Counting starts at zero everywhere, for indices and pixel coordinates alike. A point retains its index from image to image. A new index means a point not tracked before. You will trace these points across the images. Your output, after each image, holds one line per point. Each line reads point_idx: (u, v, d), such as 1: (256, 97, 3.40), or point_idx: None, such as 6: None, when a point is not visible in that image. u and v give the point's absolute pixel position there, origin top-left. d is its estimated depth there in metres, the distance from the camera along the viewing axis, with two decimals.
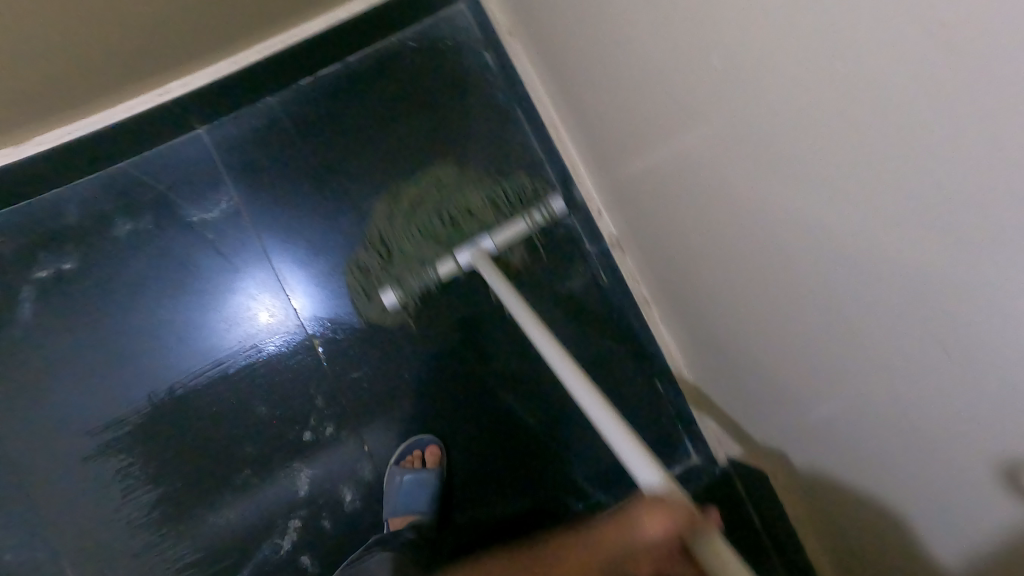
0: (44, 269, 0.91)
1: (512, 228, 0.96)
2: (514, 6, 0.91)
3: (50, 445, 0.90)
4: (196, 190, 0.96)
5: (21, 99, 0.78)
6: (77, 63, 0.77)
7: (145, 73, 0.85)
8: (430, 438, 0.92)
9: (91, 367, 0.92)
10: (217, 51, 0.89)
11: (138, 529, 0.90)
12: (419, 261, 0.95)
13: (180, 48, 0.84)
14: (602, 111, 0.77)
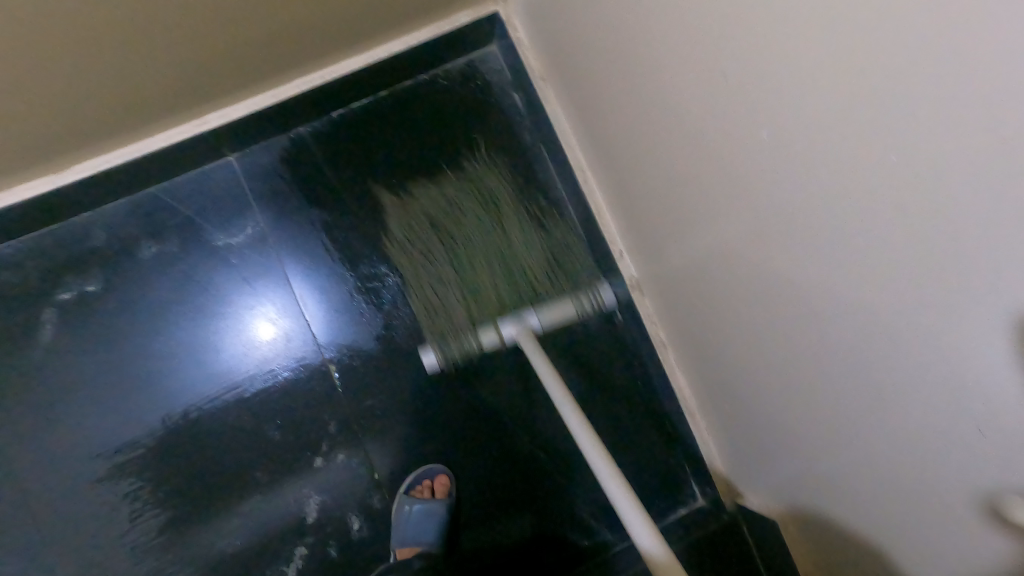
0: (68, 291, 0.92)
1: (563, 305, 0.86)
2: (549, 46, 0.86)
3: (66, 466, 0.89)
4: (222, 214, 0.94)
5: (56, 139, 0.76)
6: (111, 109, 0.76)
7: (178, 111, 0.82)
8: (440, 467, 0.87)
9: (111, 389, 0.91)
10: (247, 90, 0.85)
11: (142, 556, 0.87)
12: (472, 321, 0.86)
13: (212, 90, 0.81)
14: (649, 141, 0.69)
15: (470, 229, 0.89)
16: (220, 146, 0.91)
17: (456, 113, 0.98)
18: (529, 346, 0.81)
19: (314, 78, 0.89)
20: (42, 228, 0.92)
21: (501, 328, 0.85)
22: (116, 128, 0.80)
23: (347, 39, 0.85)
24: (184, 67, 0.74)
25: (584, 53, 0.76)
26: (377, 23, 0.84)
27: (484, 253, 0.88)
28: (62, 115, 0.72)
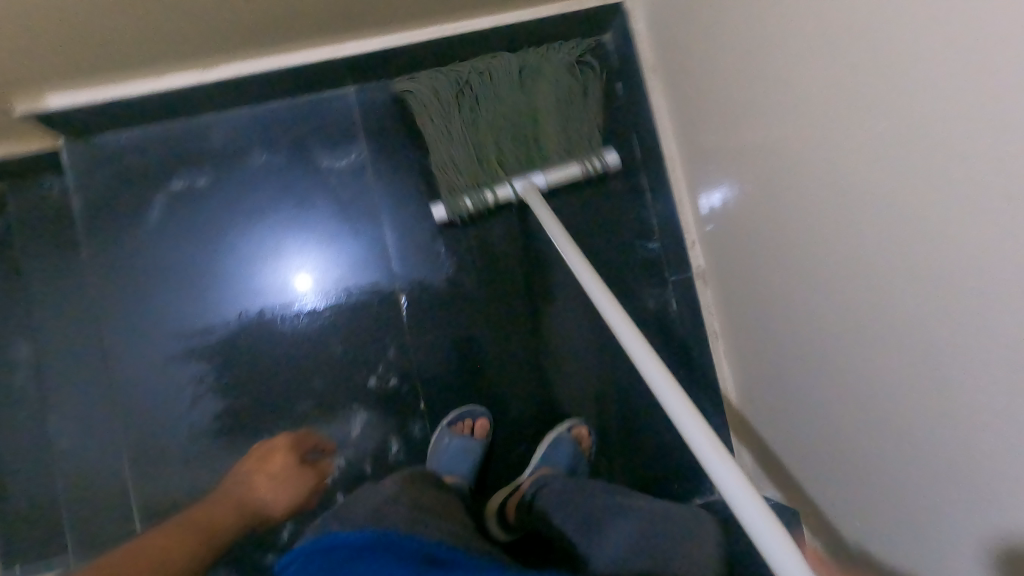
0: (181, 182, 1.01)
1: (566, 168, 0.94)
2: (665, 40, 0.91)
3: (146, 339, 0.98)
4: (332, 139, 1.01)
5: (214, 37, 0.84)
6: (267, 18, 0.82)
7: (321, 33, 0.89)
8: (482, 411, 0.93)
9: (198, 277, 0.99)
10: (386, 27, 0.92)
11: (200, 432, 0.97)
12: (485, 180, 0.93)
13: (358, 22, 0.88)
14: (755, 141, 0.73)
15: (493, 121, 0.93)
16: (344, 75, 0.98)
17: None
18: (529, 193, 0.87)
19: (445, 28, 0.95)
20: (170, 122, 1.00)
21: (512, 184, 0.92)
22: (266, 40, 0.87)
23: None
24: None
25: (703, 46, 0.81)
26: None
27: (512, 111, 0.93)
28: (230, 15, 0.79)
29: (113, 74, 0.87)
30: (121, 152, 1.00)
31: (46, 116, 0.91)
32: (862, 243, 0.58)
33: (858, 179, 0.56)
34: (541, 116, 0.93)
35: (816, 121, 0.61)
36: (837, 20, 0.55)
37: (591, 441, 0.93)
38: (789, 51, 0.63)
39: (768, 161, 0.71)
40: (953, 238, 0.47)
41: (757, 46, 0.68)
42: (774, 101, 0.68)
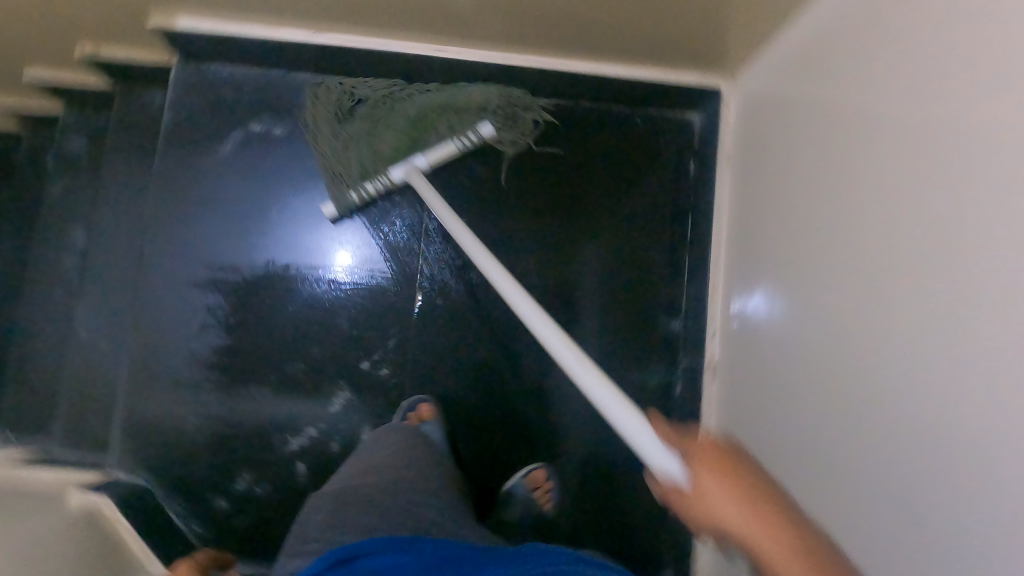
0: (258, 127, 1.06)
1: (444, 146, 1.03)
2: (750, 133, 0.95)
3: (179, 259, 1.03)
4: None
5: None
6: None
7: (433, 27, 0.95)
8: (421, 396, 0.94)
9: (242, 218, 1.04)
10: (493, 42, 0.97)
11: (195, 359, 1.01)
12: (371, 169, 1.00)
13: (476, 27, 0.94)
14: (806, 253, 0.75)
15: (386, 115, 1.01)
16: (438, 75, 1.04)
17: (636, 153, 1.08)
18: (431, 194, 0.91)
19: (546, 61, 1.01)
20: (270, 71, 1.07)
21: (393, 172, 1.00)
22: (391, 19, 0.93)
23: (594, 42, 0.95)
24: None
25: (783, 150, 0.84)
26: (629, 37, 0.94)
27: (386, 109, 1.01)
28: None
29: (250, 12, 0.95)
30: (222, 84, 1.07)
31: (171, 34, 0.98)
32: (870, 370, 0.60)
33: (892, 285, 0.59)
34: (461, 96, 1.00)
35: (864, 233, 0.64)
36: (900, 159, 0.59)
37: (552, 489, 0.94)
38: (852, 175, 0.67)
39: (810, 273, 0.73)
40: (948, 378, 0.51)
41: (826, 151, 0.73)
42: (832, 218, 0.70)
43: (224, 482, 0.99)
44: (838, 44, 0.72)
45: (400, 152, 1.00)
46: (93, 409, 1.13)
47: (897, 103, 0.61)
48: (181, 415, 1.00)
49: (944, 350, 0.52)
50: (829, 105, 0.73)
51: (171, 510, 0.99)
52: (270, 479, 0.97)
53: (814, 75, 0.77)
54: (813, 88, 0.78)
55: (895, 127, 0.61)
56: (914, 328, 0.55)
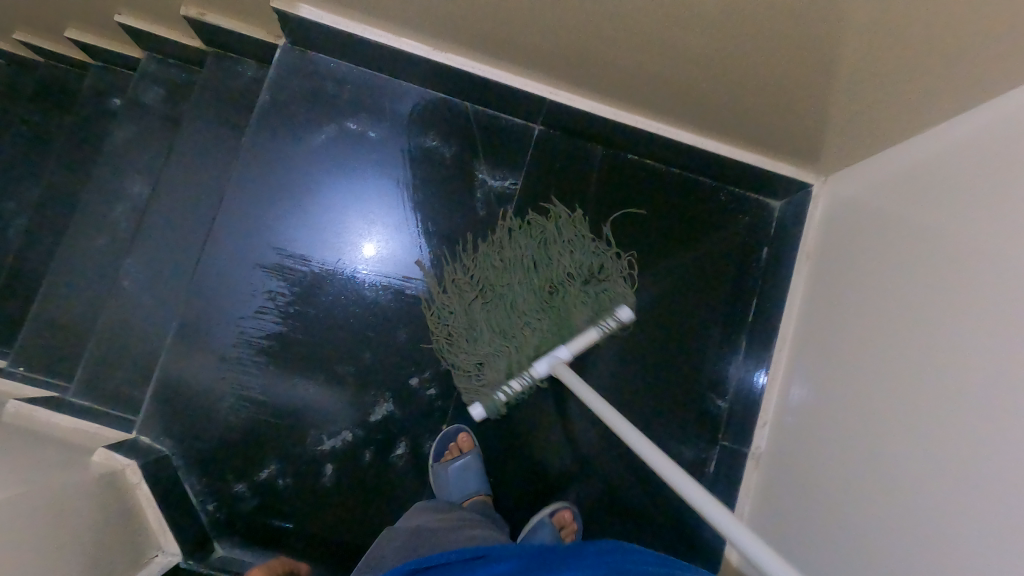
0: (353, 125, 1.08)
1: (585, 335, 0.96)
2: (832, 239, 1.01)
3: (248, 240, 1.04)
4: (499, 163, 1.11)
5: (479, 32, 0.93)
6: (531, 41, 0.91)
7: (556, 74, 0.99)
8: (456, 427, 1.03)
9: (318, 212, 1.06)
10: (608, 99, 1.02)
11: (245, 340, 1.02)
12: (518, 366, 0.95)
13: (599, 80, 0.97)
14: (882, 381, 0.79)
15: (522, 290, 0.97)
16: (544, 116, 1.08)
17: (713, 228, 1.14)
18: (567, 375, 0.90)
19: (649, 124, 1.06)
20: (371, 72, 1.08)
21: (537, 368, 0.95)
22: (526, 57, 0.96)
23: (702, 121, 1.00)
24: (619, 55, 0.89)
25: (867, 269, 0.90)
26: (741, 124, 0.98)
27: (524, 285, 0.97)
28: (529, 25, 0.87)
29: (389, 21, 0.97)
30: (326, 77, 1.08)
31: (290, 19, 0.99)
32: (915, 476, 0.70)
33: (984, 430, 0.63)
34: (589, 284, 0.98)
35: (952, 378, 0.69)
36: (1004, 302, 0.64)
37: (575, 531, 0.98)
38: (932, 310, 0.74)
39: (886, 400, 0.78)
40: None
41: (913, 291, 0.78)
42: (915, 354, 0.75)
43: (247, 468, 1.00)
44: (948, 181, 0.77)
45: (547, 345, 0.95)
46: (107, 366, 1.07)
47: (993, 266, 0.67)
48: (219, 391, 1.01)
49: (1001, 474, 0.60)
50: (924, 237, 0.79)
51: (187, 485, 1.00)
52: (296, 472, 1.01)
53: (914, 205, 0.82)
54: (909, 214, 0.83)
55: (988, 288, 0.67)
56: (989, 456, 0.62)
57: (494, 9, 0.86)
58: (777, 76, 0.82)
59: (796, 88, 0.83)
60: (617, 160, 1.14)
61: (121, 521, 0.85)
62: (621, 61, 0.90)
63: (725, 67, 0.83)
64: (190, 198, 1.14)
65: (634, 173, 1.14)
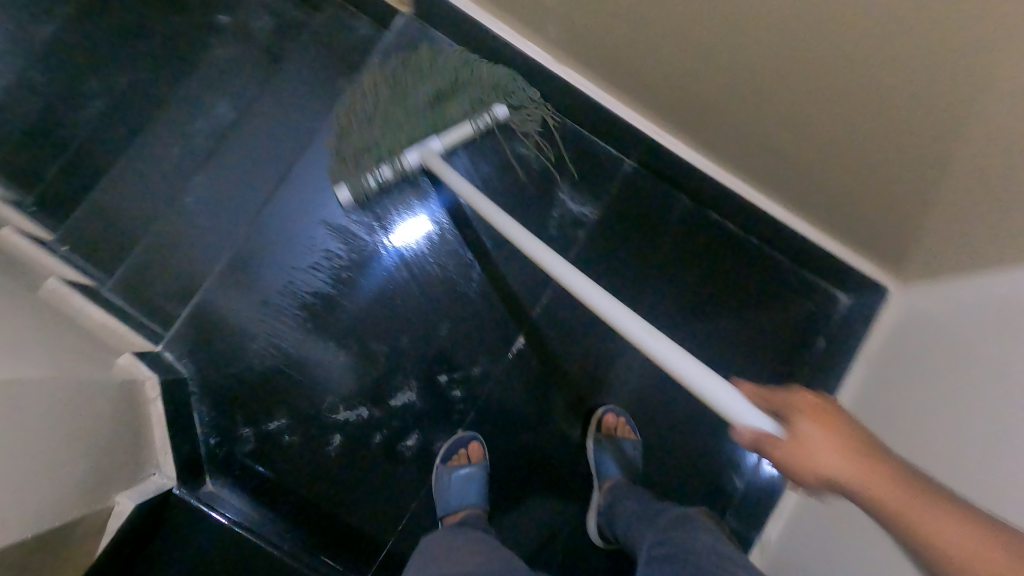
0: (450, 114, 1.10)
1: (460, 127, 1.04)
2: (901, 338, 0.99)
3: (320, 198, 1.08)
4: (581, 188, 1.11)
5: (601, 57, 0.92)
6: (649, 80, 0.91)
7: (665, 116, 0.97)
8: (471, 435, 1.02)
9: (392, 189, 1.08)
10: (711, 154, 1.00)
11: (290, 290, 1.05)
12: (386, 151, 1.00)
13: (705, 130, 0.94)
14: (940, 405, 0.80)
15: (413, 85, 1.03)
16: (641, 152, 1.07)
17: (775, 306, 1.12)
18: (438, 163, 0.98)
19: (745, 190, 1.03)
20: None
21: (408, 153, 1.01)
22: (640, 89, 0.94)
23: (801, 202, 0.97)
24: (734, 116, 0.86)
25: (921, 380, 0.87)
26: (835, 212, 0.94)
27: (415, 70, 1.03)
28: (653, 61, 0.86)
29: (515, 17, 0.97)
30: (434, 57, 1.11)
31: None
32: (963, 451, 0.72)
33: None
34: (468, 78, 1.01)
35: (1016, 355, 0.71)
36: None
37: (628, 427, 1.04)
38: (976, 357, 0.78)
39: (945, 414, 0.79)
40: None
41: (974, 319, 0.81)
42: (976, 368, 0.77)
43: (258, 414, 1.01)
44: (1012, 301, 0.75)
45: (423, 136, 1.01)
46: (152, 275, 1.06)
47: (1016, 385, 0.69)
48: (252, 332, 1.03)
49: None
50: (967, 344, 0.81)
51: (196, 412, 1.00)
52: (304, 433, 1.01)
53: (979, 320, 0.80)
54: (964, 331, 0.83)
55: (1006, 393, 0.70)
56: None
57: (625, 35, 0.85)
58: (891, 180, 0.79)
59: (906, 198, 0.80)
60: (698, 214, 1.12)
61: (132, 431, 0.86)
62: (736, 124, 0.88)
63: (841, 155, 0.80)
64: (272, 138, 1.14)
65: (711, 232, 1.12)
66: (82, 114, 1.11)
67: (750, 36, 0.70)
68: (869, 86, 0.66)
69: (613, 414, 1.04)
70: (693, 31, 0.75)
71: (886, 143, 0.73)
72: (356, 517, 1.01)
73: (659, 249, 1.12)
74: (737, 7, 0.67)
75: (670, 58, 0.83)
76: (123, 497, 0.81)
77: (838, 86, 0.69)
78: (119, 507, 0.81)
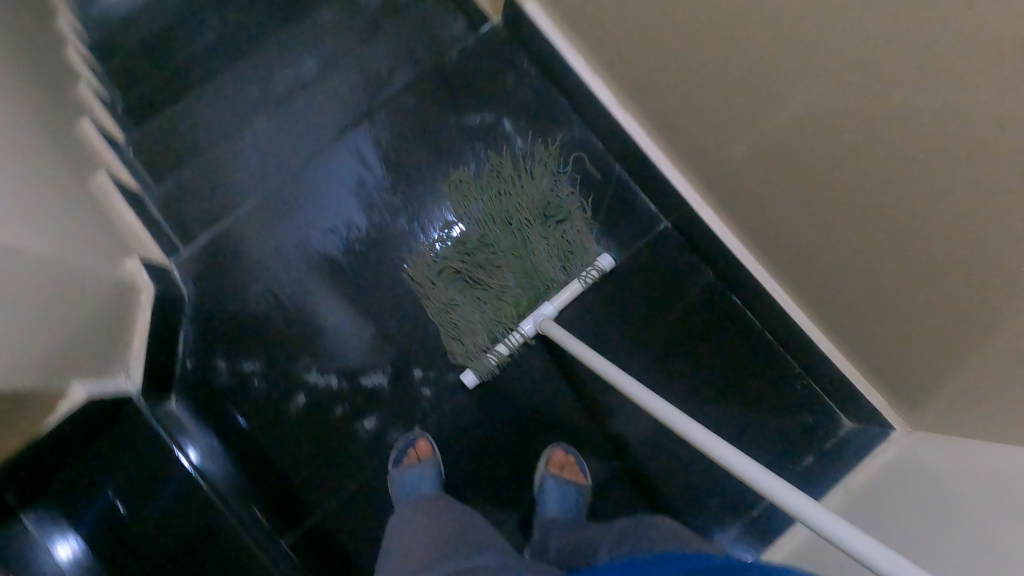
0: (505, 129, 1.12)
1: (570, 287, 1.04)
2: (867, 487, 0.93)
3: (358, 170, 1.11)
4: (609, 234, 1.10)
5: (664, 110, 0.94)
6: (702, 146, 0.91)
7: (709, 187, 0.97)
8: (419, 433, 1.04)
9: (427, 183, 1.10)
10: (745, 238, 0.98)
11: (303, 246, 1.09)
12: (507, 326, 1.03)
13: (743, 211, 0.94)
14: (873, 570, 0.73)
15: (522, 215, 1.05)
16: (682, 217, 1.06)
17: (771, 410, 1.08)
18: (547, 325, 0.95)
19: (770, 283, 1.00)
20: (555, 93, 1.13)
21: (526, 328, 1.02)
22: (694, 153, 0.94)
23: (818, 312, 0.94)
24: (773, 201, 0.85)
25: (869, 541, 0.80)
26: (850, 331, 0.91)
27: (523, 195, 1.06)
28: (709, 127, 0.86)
29: (597, 51, 0.99)
30: (513, 70, 1.14)
31: None
32: None
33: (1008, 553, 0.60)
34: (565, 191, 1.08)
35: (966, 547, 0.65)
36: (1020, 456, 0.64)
37: (577, 467, 1.02)
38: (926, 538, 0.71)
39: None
40: None
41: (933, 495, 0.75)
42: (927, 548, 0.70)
43: (237, 352, 1.05)
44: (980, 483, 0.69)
45: (535, 297, 1.03)
46: (189, 191, 1.10)
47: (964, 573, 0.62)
48: (256, 274, 1.07)
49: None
50: (958, 508, 0.72)
51: (182, 333, 1.04)
52: (272, 383, 1.04)
53: (944, 490, 0.75)
54: (950, 491, 0.75)
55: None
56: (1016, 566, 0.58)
57: (692, 95, 0.85)
58: (905, 312, 0.75)
59: (918, 337, 0.76)
60: (721, 294, 1.10)
61: (109, 327, 0.87)
62: (772, 212, 0.87)
63: (863, 271, 0.78)
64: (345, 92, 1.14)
65: (727, 316, 1.10)
66: (188, 32, 1.19)
67: (800, 123, 0.70)
68: (897, 207, 0.65)
69: (562, 450, 1.03)
70: (750, 107, 0.76)
71: (902, 271, 0.71)
72: (294, 479, 1.02)
73: (671, 318, 1.09)
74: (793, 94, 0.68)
75: (726, 127, 0.83)
76: (78, 386, 0.82)
77: (871, 197, 0.68)
78: (71, 394, 0.81)
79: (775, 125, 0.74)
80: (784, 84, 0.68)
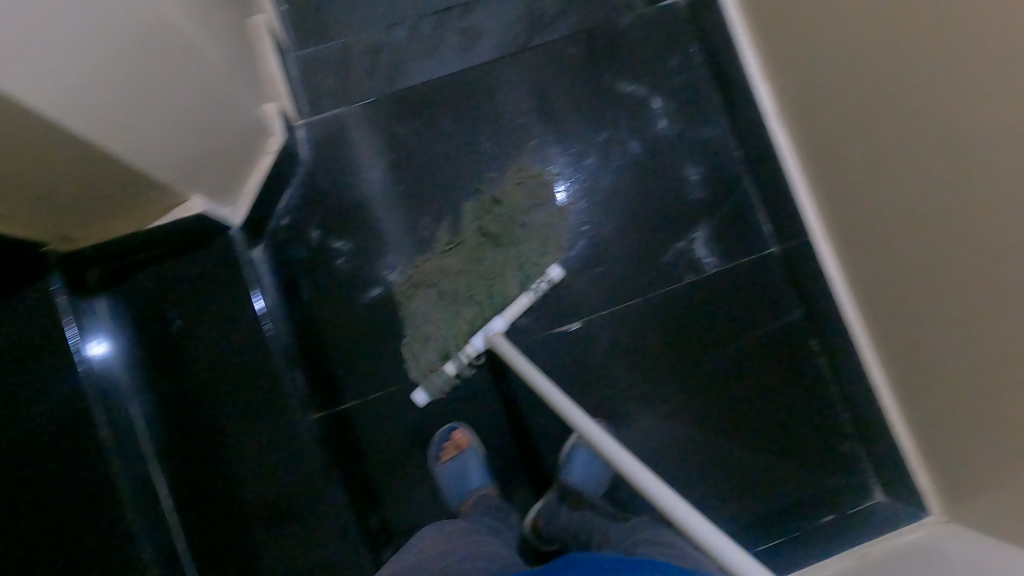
0: (653, 103, 1.11)
1: (518, 301, 1.03)
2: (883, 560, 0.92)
3: (499, 94, 1.11)
4: (719, 240, 1.09)
5: (821, 136, 0.92)
6: (849, 182, 0.89)
7: (838, 226, 0.96)
8: (450, 425, 1.05)
9: (560, 129, 1.10)
10: (855, 286, 0.97)
11: (424, 150, 1.10)
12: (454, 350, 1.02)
13: (865, 258, 0.92)
14: None
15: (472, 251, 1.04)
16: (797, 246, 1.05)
17: (813, 458, 1.07)
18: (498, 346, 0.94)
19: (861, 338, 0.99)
20: (712, 88, 1.12)
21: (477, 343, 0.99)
22: (837, 186, 0.93)
23: (902, 381, 0.93)
24: (907, 259, 0.83)
25: None
26: (925, 409, 0.90)
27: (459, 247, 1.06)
28: (865, 166, 0.85)
29: (774, 56, 0.98)
30: (681, 49, 1.12)
31: None
32: None
33: None
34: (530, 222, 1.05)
35: None
36: None
37: None
38: None
39: None
40: None
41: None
42: None
43: (332, 228, 1.07)
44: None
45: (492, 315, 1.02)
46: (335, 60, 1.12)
47: None
48: (373, 161, 1.09)
49: None
50: None
51: (288, 192, 1.07)
52: (355, 266, 1.07)
53: None
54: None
55: None
56: None
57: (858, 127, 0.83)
58: (999, 409, 0.74)
59: (1001, 439, 0.75)
60: (805, 333, 1.08)
61: (237, 158, 0.90)
62: (898, 268, 0.85)
63: (970, 354, 0.76)
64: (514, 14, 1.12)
65: (803, 356, 1.08)
66: None
67: (978, 190, 0.68)
68: None
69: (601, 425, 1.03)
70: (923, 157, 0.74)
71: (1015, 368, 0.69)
72: (345, 364, 1.06)
73: (750, 338, 1.08)
74: (986, 159, 0.66)
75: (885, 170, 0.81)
76: (198, 199, 0.84)
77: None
78: (189, 204, 0.84)
79: (951, 184, 0.72)
80: (976, 146, 0.66)
